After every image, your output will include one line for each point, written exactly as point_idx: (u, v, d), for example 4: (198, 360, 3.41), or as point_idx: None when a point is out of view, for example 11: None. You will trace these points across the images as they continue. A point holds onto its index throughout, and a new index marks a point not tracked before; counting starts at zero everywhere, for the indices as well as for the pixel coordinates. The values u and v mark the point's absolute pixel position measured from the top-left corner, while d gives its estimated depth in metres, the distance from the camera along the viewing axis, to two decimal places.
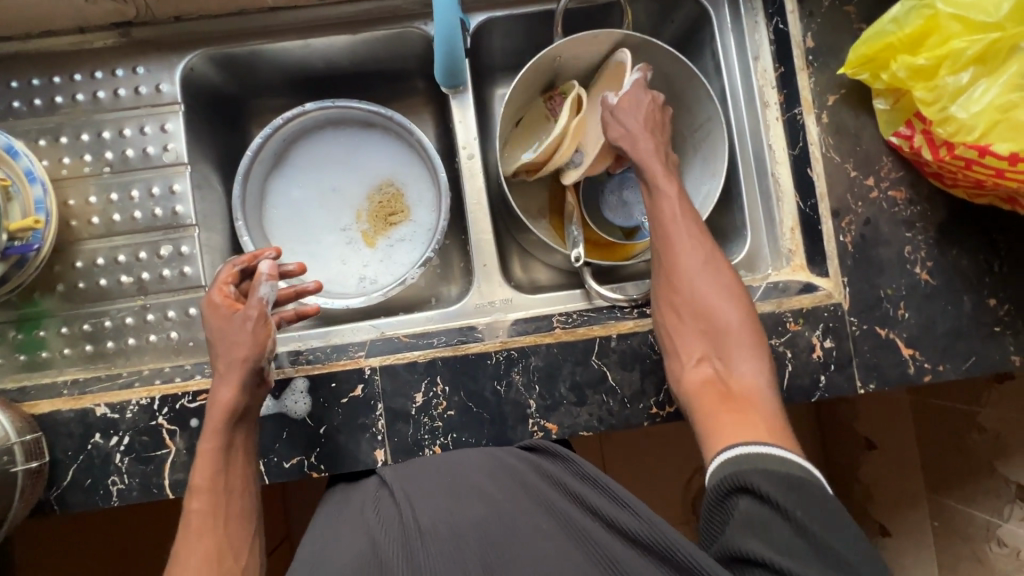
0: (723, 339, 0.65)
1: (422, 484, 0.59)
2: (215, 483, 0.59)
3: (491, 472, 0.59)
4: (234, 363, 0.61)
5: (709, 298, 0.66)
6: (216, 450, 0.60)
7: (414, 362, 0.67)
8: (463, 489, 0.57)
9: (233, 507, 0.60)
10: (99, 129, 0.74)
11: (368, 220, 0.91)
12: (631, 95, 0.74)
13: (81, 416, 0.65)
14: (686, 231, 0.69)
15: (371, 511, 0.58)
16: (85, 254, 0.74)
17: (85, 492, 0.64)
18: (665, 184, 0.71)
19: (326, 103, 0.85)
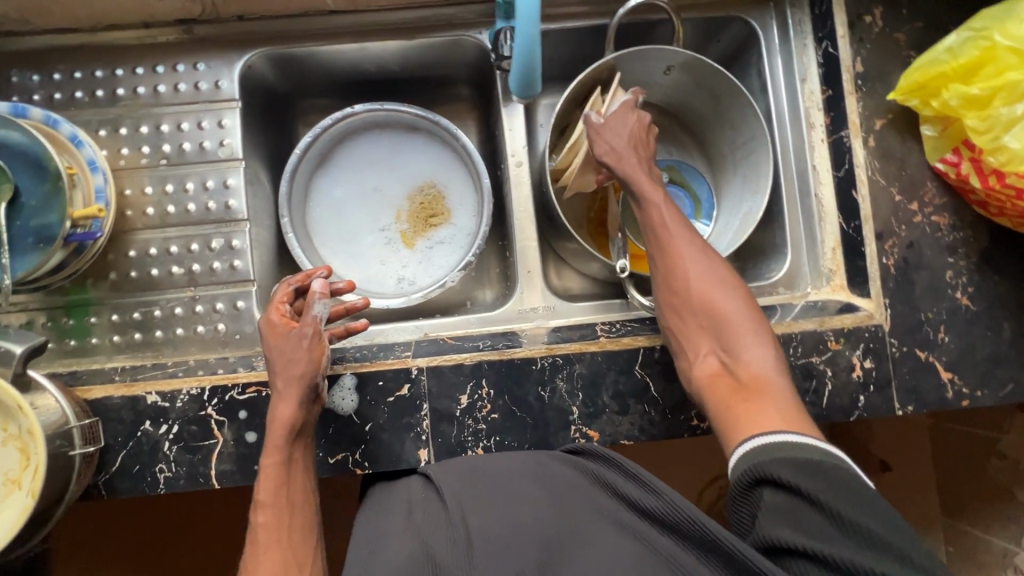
0: (719, 330, 0.64)
1: (470, 486, 0.59)
2: (278, 496, 0.61)
3: (541, 477, 0.58)
4: (291, 379, 0.63)
5: (706, 295, 0.65)
6: (277, 462, 0.61)
7: (460, 365, 0.68)
8: (514, 493, 0.56)
9: (298, 519, 0.61)
10: (158, 122, 0.76)
11: (408, 221, 0.93)
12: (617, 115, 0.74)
13: (132, 403, 0.66)
14: (678, 237, 0.68)
15: (422, 514, 0.57)
16: (138, 243, 0.75)
17: (133, 478, 0.65)
18: (647, 184, 0.70)
19: (375, 106, 0.87)
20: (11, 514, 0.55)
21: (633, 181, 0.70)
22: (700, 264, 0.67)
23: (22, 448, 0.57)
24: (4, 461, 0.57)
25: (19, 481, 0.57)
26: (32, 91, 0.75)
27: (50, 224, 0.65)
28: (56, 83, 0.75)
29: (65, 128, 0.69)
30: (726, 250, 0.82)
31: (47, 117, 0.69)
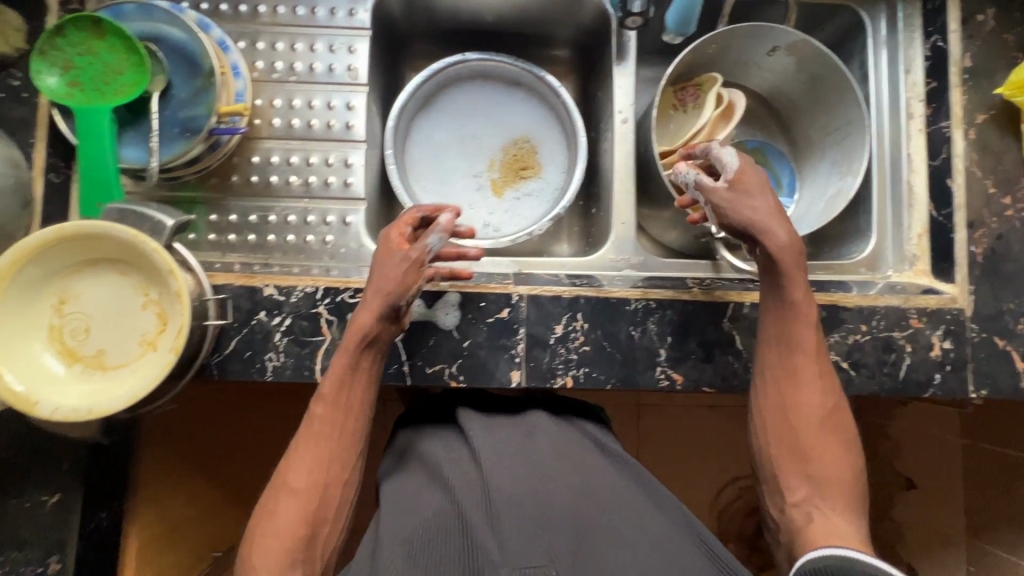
0: (815, 454, 0.63)
1: (501, 450, 0.67)
2: (334, 399, 0.64)
3: (560, 458, 0.66)
4: (380, 294, 0.64)
5: (819, 428, 0.64)
6: (345, 371, 0.65)
7: (559, 297, 0.71)
8: (542, 463, 0.65)
9: (343, 428, 0.64)
10: (293, 40, 0.80)
11: (500, 171, 0.96)
12: (748, 171, 0.66)
13: (250, 293, 0.69)
14: (812, 366, 0.65)
15: (451, 470, 0.66)
16: (260, 151, 0.78)
17: (243, 362, 0.69)
18: (803, 298, 0.65)
19: (486, 56, 0.92)
20: (148, 369, 0.59)
21: (783, 283, 0.65)
22: (825, 395, 0.65)
23: (160, 313, 0.61)
24: (143, 324, 0.62)
25: (154, 344, 0.61)
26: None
27: (197, 115, 0.70)
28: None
29: (215, 32, 0.73)
30: (811, 227, 0.85)
31: (201, 20, 0.73)
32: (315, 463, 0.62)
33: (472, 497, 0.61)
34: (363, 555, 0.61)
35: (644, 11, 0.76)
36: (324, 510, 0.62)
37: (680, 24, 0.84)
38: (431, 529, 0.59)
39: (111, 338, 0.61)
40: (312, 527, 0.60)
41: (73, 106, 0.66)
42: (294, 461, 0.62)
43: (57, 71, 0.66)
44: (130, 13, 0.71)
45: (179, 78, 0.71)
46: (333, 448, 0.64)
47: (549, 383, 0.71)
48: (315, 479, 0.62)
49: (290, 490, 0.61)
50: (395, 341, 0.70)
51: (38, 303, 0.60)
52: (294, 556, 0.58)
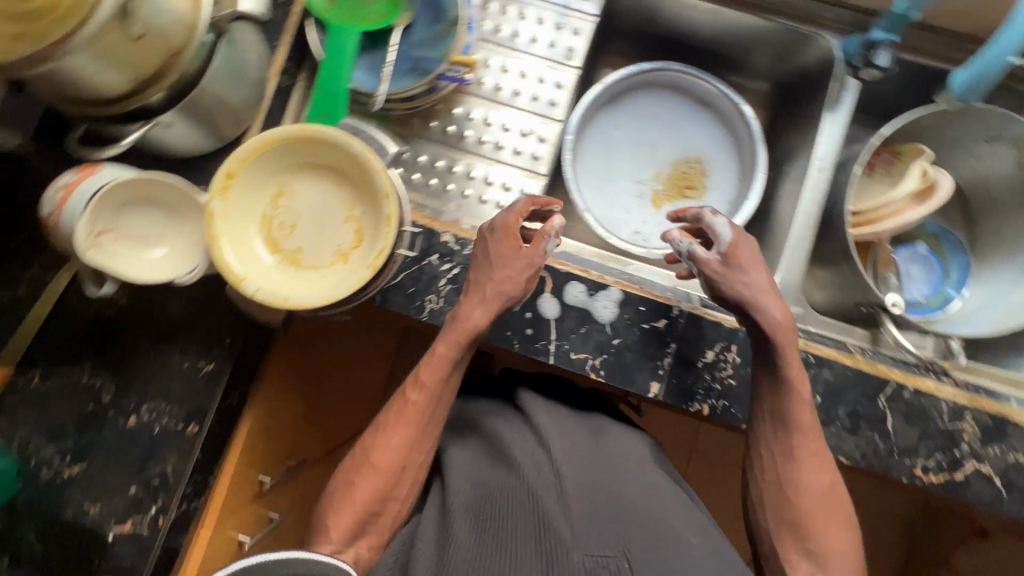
0: (817, 537, 0.62)
1: (571, 442, 0.67)
2: (429, 390, 0.66)
3: (619, 462, 0.65)
4: (495, 299, 0.66)
5: (818, 504, 0.63)
6: (438, 366, 0.66)
7: (719, 323, 0.71)
8: (611, 462, 0.64)
9: (429, 424, 0.66)
10: (522, 10, 0.82)
11: (666, 185, 0.96)
12: (742, 247, 0.67)
13: (430, 234, 0.72)
14: (808, 441, 0.65)
15: (517, 446, 0.65)
16: (463, 105, 0.81)
17: (406, 297, 0.71)
18: (799, 378, 0.65)
19: (689, 70, 0.92)
20: (340, 280, 0.63)
21: (775, 359, 0.65)
22: (823, 471, 0.64)
23: (358, 229, 0.65)
24: (340, 236, 0.65)
25: (344, 257, 0.65)
26: None
27: (431, 57, 0.74)
28: None
29: None
30: (984, 327, 0.79)
31: None
32: (401, 447, 0.64)
33: (542, 479, 0.61)
34: (432, 513, 0.62)
35: (887, 67, 0.74)
36: (396, 492, 0.64)
37: (968, 92, 0.72)
38: (502, 503, 0.59)
39: (311, 240, 0.66)
40: (385, 503, 0.64)
41: (329, 22, 0.71)
42: (383, 435, 0.65)
43: None
44: None
45: (422, 20, 0.75)
46: (421, 437, 0.66)
47: (686, 405, 0.70)
48: (398, 462, 0.64)
49: (372, 466, 0.64)
50: (550, 318, 0.71)
51: (259, 190, 0.65)
52: (366, 521, 0.63)
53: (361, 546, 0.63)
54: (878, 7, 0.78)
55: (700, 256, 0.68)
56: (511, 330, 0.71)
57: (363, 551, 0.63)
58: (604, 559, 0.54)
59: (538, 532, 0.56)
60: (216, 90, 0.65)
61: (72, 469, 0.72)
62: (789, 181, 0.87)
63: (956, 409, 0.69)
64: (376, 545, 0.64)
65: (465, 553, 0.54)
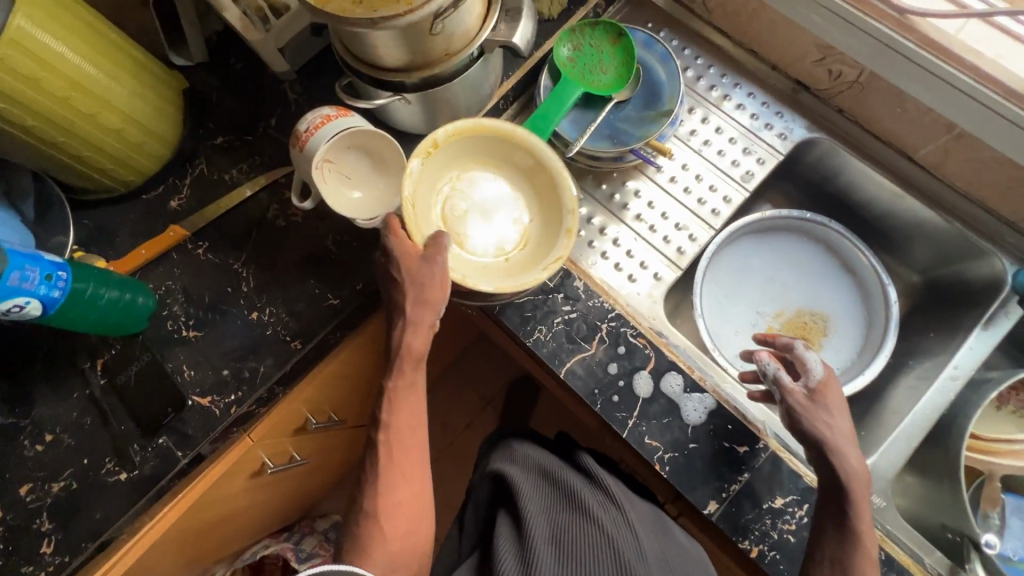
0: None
1: (636, 512, 0.71)
2: (395, 414, 0.71)
3: (671, 546, 0.68)
4: (427, 305, 0.68)
5: None
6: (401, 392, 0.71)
7: (799, 476, 0.70)
8: (672, 547, 0.68)
9: (406, 454, 0.71)
10: (719, 126, 0.90)
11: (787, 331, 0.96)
12: (830, 386, 0.67)
13: (565, 274, 0.78)
14: None
15: (590, 497, 0.71)
16: (636, 181, 0.88)
17: (520, 317, 0.76)
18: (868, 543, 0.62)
19: (847, 235, 0.95)
20: (503, 273, 0.75)
21: (849, 507, 0.63)
22: None
23: (523, 235, 0.78)
24: (508, 233, 0.78)
25: (507, 255, 0.77)
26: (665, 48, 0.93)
27: (632, 134, 0.84)
28: (683, 56, 0.92)
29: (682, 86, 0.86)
30: None
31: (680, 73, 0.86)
32: (392, 478, 0.70)
33: (620, 530, 0.66)
34: (507, 535, 0.67)
35: None
36: (411, 520, 0.70)
37: None
38: (585, 546, 0.64)
39: (478, 228, 0.78)
40: (407, 533, 0.69)
41: (562, 72, 0.81)
42: (382, 476, 0.70)
43: (570, 46, 0.83)
44: (637, 38, 0.87)
45: (636, 101, 0.86)
46: (404, 466, 0.71)
47: (736, 538, 0.68)
48: (397, 491, 0.70)
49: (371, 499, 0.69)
50: (640, 395, 0.73)
51: (446, 167, 0.77)
52: (393, 553, 0.67)
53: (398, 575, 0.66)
54: None
55: (790, 385, 0.68)
56: (598, 389, 0.74)
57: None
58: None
59: None
60: (456, 91, 0.77)
61: (190, 331, 0.81)
62: (911, 375, 0.86)
63: None
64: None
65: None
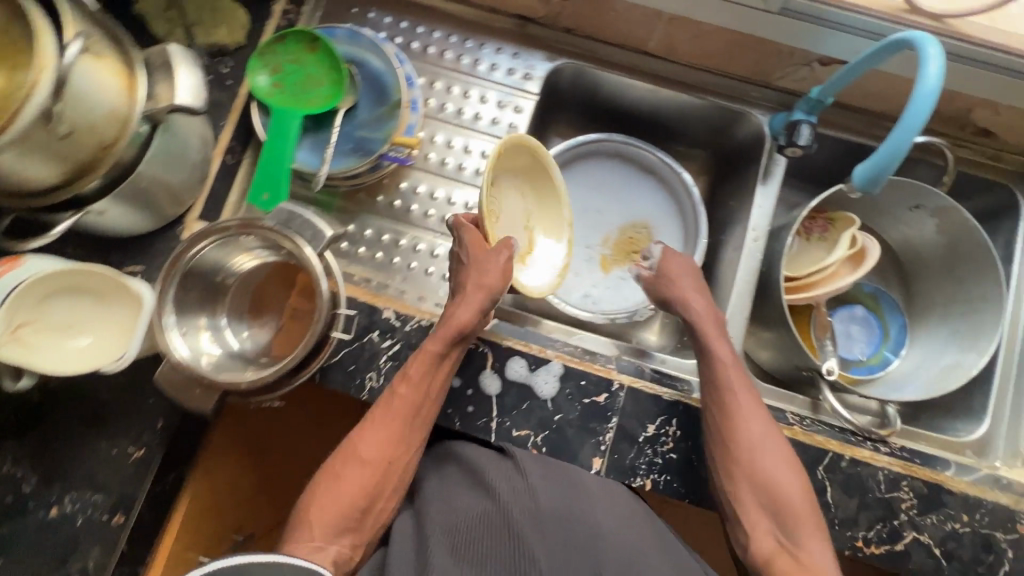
0: (797, 531, 0.63)
1: (548, 466, 0.66)
2: (419, 383, 0.67)
3: (579, 488, 0.64)
4: (479, 288, 0.70)
5: (773, 474, 0.66)
6: (430, 359, 0.68)
7: (658, 397, 0.72)
8: (578, 490, 0.64)
9: (418, 423, 0.68)
10: (466, 89, 0.85)
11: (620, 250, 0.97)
12: (670, 255, 0.81)
13: (370, 310, 0.72)
14: (757, 413, 0.69)
15: (490, 468, 0.66)
16: (410, 179, 0.83)
17: (345, 375, 0.70)
18: (740, 392, 0.70)
19: (632, 142, 0.96)
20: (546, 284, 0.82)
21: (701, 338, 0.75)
22: (771, 436, 0.68)
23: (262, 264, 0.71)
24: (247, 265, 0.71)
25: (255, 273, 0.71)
26: (380, 29, 0.86)
27: (374, 139, 0.76)
28: (401, 31, 0.86)
29: (406, 67, 0.78)
30: (919, 391, 0.81)
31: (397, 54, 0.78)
32: (384, 441, 0.67)
33: (518, 505, 0.61)
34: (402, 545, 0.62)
35: (808, 146, 0.77)
36: (381, 487, 0.67)
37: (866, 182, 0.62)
38: (478, 531, 0.60)
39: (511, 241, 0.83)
40: (369, 498, 0.66)
41: (271, 103, 0.73)
42: (375, 440, 0.67)
43: (267, 71, 0.74)
44: (339, 36, 0.78)
45: (366, 102, 0.78)
46: (409, 430, 0.67)
47: (628, 481, 0.69)
48: (383, 456, 0.67)
49: (358, 460, 0.66)
50: (491, 395, 0.71)
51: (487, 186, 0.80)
52: (347, 522, 0.64)
53: (343, 543, 0.64)
54: (800, 89, 0.83)
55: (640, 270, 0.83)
56: (450, 407, 0.71)
57: (345, 547, 0.64)
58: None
59: (515, 552, 0.58)
60: (152, 174, 0.65)
61: None
62: (728, 247, 0.90)
63: (892, 478, 0.70)
64: (358, 544, 0.65)
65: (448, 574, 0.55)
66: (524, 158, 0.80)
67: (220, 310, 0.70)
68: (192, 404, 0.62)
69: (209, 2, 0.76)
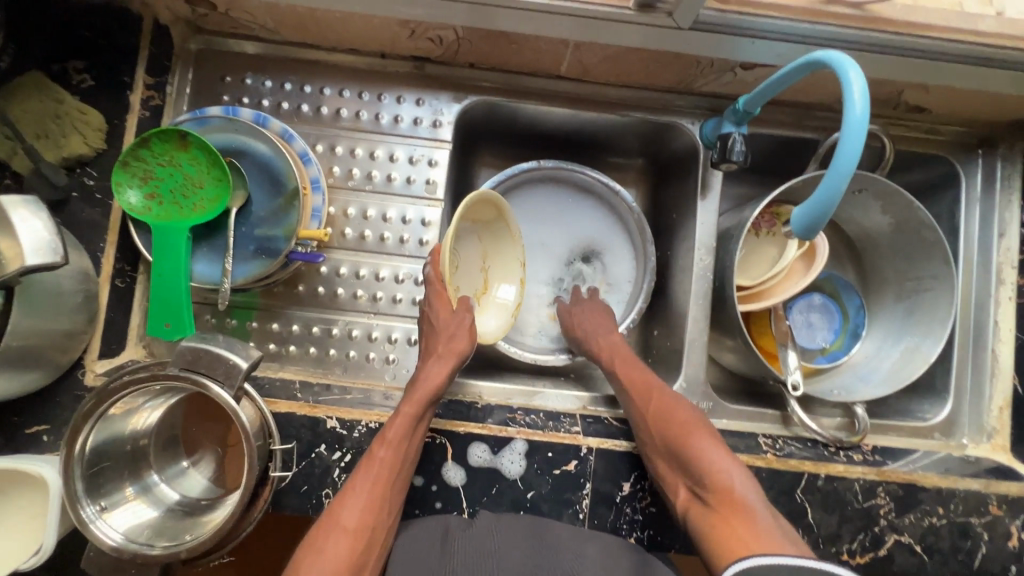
0: (691, 468, 0.62)
1: (510, 525, 0.63)
2: (399, 445, 0.62)
3: (547, 546, 0.61)
4: (450, 352, 0.67)
5: (690, 444, 0.63)
6: (410, 412, 0.64)
7: (629, 453, 0.69)
8: (546, 549, 0.61)
9: (399, 483, 0.62)
10: (372, 148, 0.77)
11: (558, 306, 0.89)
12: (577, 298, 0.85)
13: (312, 423, 0.67)
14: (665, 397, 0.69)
15: (456, 539, 0.62)
16: (330, 261, 0.76)
17: (299, 497, 0.66)
18: (638, 379, 0.72)
19: (563, 164, 0.88)
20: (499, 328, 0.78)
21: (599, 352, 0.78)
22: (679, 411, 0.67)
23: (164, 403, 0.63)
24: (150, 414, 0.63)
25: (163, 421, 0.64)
26: (262, 97, 0.76)
27: (276, 236, 0.68)
28: (286, 95, 0.76)
29: (298, 144, 0.70)
30: (883, 381, 0.81)
31: (285, 131, 0.69)
32: (368, 503, 0.59)
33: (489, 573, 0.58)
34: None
35: (743, 160, 0.72)
36: (364, 560, 0.57)
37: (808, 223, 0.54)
38: None
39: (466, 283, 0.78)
40: (352, 575, 0.56)
41: (151, 220, 0.64)
42: (346, 504, 0.59)
43: (137, 183, 0.65)
44: (213, 123, 0.68)
45: (259, 195, 0.69)
46: (390, 494, 0.61)
47: None
48: (365, 522, 0.58)
49: (339, 528, 0.57)
50: (458, 486, 0.67)
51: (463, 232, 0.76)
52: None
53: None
54: (726, 91, 0.78)
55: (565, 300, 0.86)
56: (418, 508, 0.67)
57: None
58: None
59: None
60: (26, 336, 0.57)
61: None
62: (678, 263, 0.87)
63: (869, 486, 0.70)
64: None
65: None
66: (489, 212, 0.76)
67: (147, 470, 0.62)
68: None
69: (51, 110, 0.66)
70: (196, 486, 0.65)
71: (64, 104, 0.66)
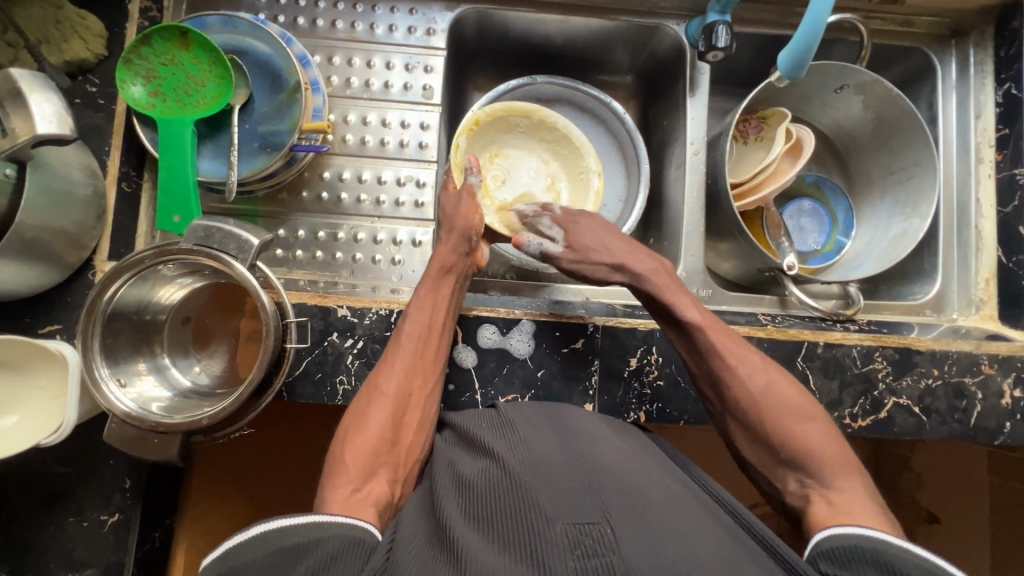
0: (816, 469, 0.55)
1: (532, 417, 0.58)
2: (416, 315, 0.66)
3: (579, 435, 0.55)
4: (461, 230, 0.71)
5: (774, 409, 0.58)
6: (431, 283, 0.68)
7: (634, 329, 0.71)
8: (575, 435, 0.54)
9: (432, 350, 0.65)
10: (369, 58, 0.79)
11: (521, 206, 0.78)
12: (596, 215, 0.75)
13: (324, 312, 0.68)
14: (748, 361, 0.62)
15: (492, 432, 0.57)
16: (333, 167, 0.77)
17: (314, 384, 0.67)
18: (753, 369, 0.61)
19: (557, 80, 0.86)
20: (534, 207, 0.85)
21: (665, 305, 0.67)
22: (768, 375, 0.61)
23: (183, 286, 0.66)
24: (170, 295, 0.66)
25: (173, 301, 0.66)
26: (259, 11, 0.78)
27: (280, 131, 0.70)
28: (283, 10, 0.78)
29: (296, 47, 0.72)
30: (872, 266, 0.84)
31: (283, 34, 0.72)
32: (404, 369, 0.63)
33: (518, 458, 0.51)
34: (415, 503, 0.53)
35: (728, 46, 0.75)
36: (406, 419, 0.61)
37: (799, 54, 0.68)
38: (479, 485, 0.50)
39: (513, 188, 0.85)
40: (397, 430, 0.59)
41: (156, 115, 0.66)
42: (380, 372, 0.63)
43: (140, 79, 0.66)
44: (212, 25, 0.71)
45: (262, 94, 0.71)
46: (426, 360, 0.65)
47: (622, 418, 0.70)
48: (403, 385, 0.62)
49: (380, 394, 0.61)
50: (469, 367, 0.69)
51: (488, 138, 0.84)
52: (381, 455, 0.57)
53: (381, 480, 0.55)
54: None
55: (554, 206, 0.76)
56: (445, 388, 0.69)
57: (384, 484, 0.55)
58: (586, 527, 0.42)
59: (514, 498, 0.46)
60: (39, 221, 0.58)
61: None
62: (671, 166, 0.87)
63: (867, 353, 0.72)
64: (397, 478, 0.57)
65: (466, 546, 0.41)
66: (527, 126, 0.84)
67: (159, 349, 0.65)
68: (151, 456, 0.56)
69: (51, 16, 0.66)
70: (207, 378, 0.67)
71: (64, 10, 0.67)
